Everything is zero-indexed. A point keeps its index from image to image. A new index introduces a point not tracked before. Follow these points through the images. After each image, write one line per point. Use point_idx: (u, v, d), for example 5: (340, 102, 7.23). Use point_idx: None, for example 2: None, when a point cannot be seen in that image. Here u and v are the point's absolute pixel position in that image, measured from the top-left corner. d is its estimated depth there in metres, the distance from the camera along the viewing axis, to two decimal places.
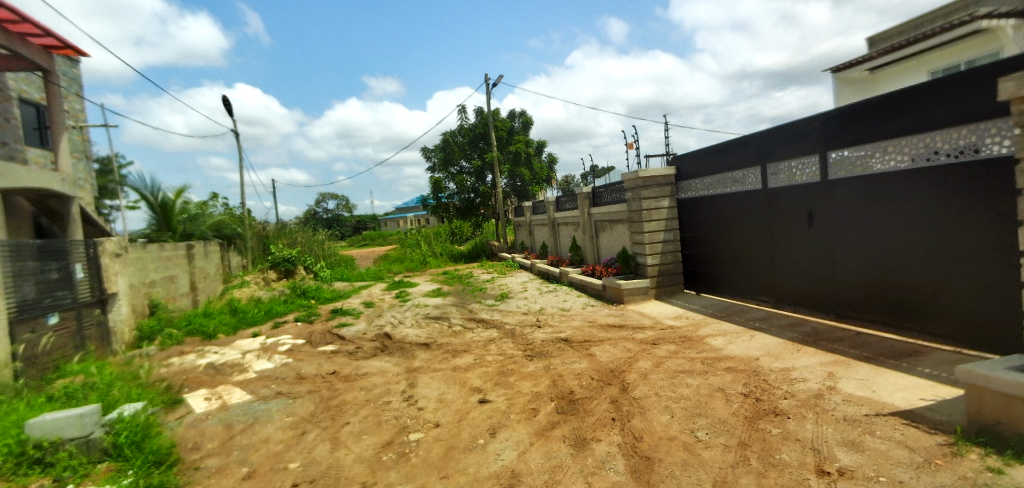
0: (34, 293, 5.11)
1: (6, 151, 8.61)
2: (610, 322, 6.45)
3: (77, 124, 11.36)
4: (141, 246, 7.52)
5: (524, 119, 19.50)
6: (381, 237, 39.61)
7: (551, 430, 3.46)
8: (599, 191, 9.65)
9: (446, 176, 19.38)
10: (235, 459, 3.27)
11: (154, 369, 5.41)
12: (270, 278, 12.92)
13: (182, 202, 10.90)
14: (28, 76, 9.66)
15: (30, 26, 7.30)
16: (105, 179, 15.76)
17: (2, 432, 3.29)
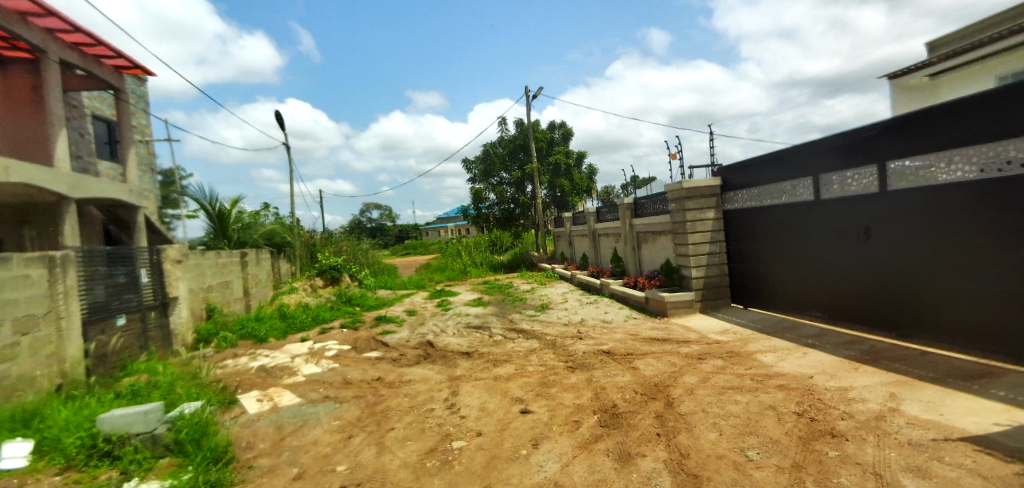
0: (104, 296, 5.44)
1: (81, 165, 9.35)
2: (654, 335, 6.30)
3: (144, 139, 12.15)
4: (200, 253, 7.89)
5: (565, 130, 19.66)
6: (422, 247, 40.31)
7: (594, 443, 3.39)
8: (641, 202, 9.53)
9: (486, 187, 19.74)
10: (285, 460, 3.38)
11: (211, 370, 5.64)
12: (317, 286, 13.27)
13: (237, 212, 11.38)
14: (101, 94, 10.38)
15: (104, 50, 7.86)
16: (168, 190, 16.87)
17: (77, 425, 3.60)
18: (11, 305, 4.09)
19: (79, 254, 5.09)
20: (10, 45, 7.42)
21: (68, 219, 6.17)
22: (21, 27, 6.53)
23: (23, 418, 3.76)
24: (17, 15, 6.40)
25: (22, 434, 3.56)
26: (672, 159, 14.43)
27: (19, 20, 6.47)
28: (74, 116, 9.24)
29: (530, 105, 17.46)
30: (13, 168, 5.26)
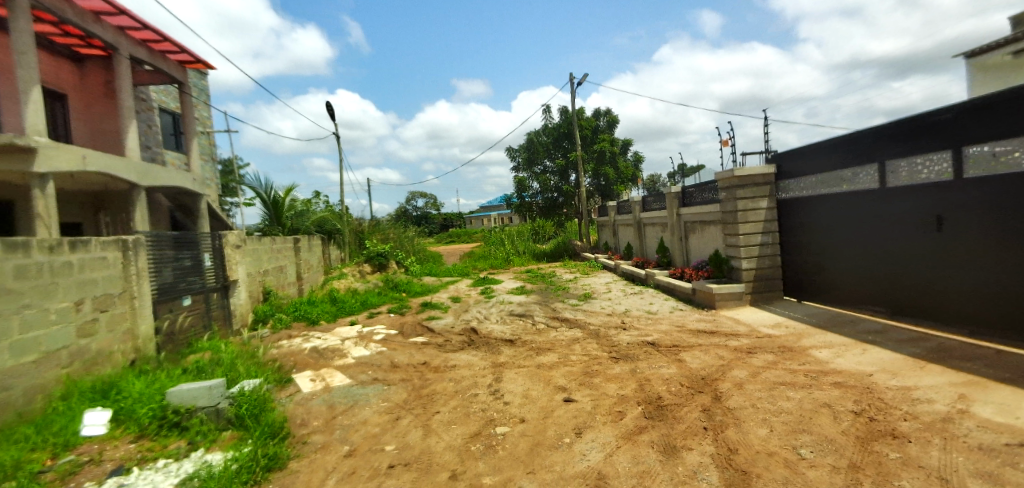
0: (171, 278, 5.81)
1: (150, 154, 10.01)
2: (701, 328, 6.15)
3: (206, 130, 12.78)
4: (257, 239, 8.28)
5: (610, 118, 19.30)
6: (466, 235, 40.85)
7: (638, 434, 3.36)
8: (689, 191, 9.28)
9: (530, 176, 19.96)
10: (337, 437, 3.54)
11: (269, 350, 5.94)
12: (365, 271, 13.67)
13: (291, 200, 11.86)
14: (167, 87, 10.88)
15: (169, 46, 8.31)
16: (227, 179, 17.86)
17: (150, 397, 3.92)
18: (91, 284, 4.46)
19: (148, 238, 5.44)
20: (86, 43, 8.00)
21: (138, 206, 7.17)
22: (96, 25, 7.03)
23: (102, 389, 4.13)
24: (92, 14, 6.90)
25: (102, 404, 3.92)
26: (722, 146, 13.93)
27: (94, 19, 6.97)
28: (143, 109, 9.83)
29: (575, 92, 17.15)
30: (90, 158, 6.32)
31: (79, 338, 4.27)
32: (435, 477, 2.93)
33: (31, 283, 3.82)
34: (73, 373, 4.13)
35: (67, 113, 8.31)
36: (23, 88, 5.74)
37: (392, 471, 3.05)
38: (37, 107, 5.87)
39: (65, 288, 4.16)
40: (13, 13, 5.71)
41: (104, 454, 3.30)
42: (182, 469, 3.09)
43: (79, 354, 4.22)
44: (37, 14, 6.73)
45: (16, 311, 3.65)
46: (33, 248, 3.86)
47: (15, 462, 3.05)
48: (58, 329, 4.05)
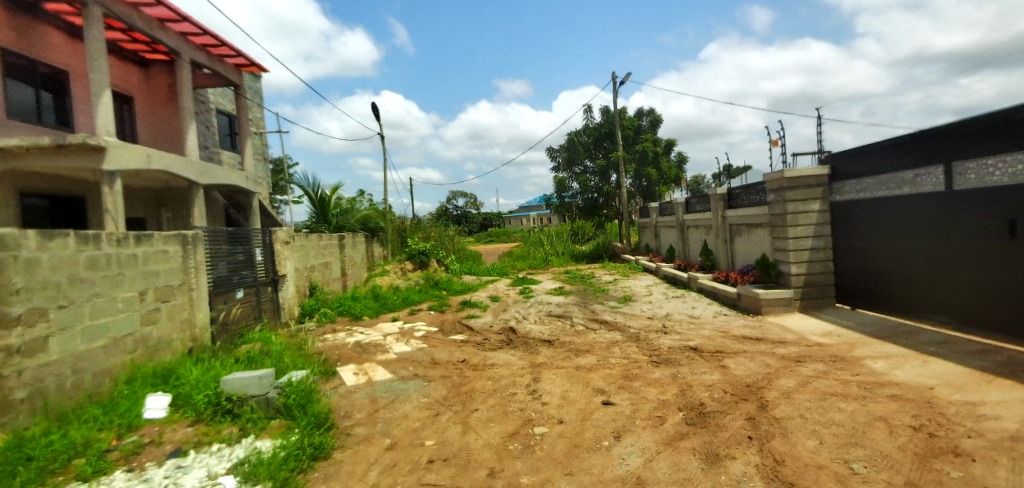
0: (226, 271, 6.11)
1: (207, 154, 10.55)
2: (746, 334, 5.97)
3: (259, 130, 13.35)
4: (305, 235, 8.59)
5: (654, 117, 18.91)
6: (504, 234, 41.00)
7: (679, 441, 3.29)
8: (735, 193, 9.02)
9: (570, 176, 19.69)
10: (379, 430, 3.65)
11: (315, 343, 6.16)
12: (407, 269, 13.96)
13: (337, 198, 12.23)
14: (224, 90, 11.42)
15: (227, 50, 8.74)
16: (277, 177, 18.70)
17: (206, 384, 4.15)
18: (153, 276, 4.75)
19: (206, 234, 5.74)
20: (151, 49, 8.49)
21: (197, 203, 7.57)
22: (161, 32, 7.48)
23: (162, 375, 4.40)
24: (157, 21, 7.34)
25: (162, 389, 4.18)
26: (773, 146, 13.45)
27: (159, 26, 7.40)
28: (202, 110, 10.37)
29: (618, 91, 16.92)
30: (154, 157, 6.72)
31: (143, 326, 4.57)
32: (474, 474, 2.96)
33: (101, 273, 4.11)
34: (137, 359, 4.43)
35: (134, 115, 8.85)
36: (94, 91, 6.14)
37: (431, 465, 3.10)
38: (108, 107, 6.26)
39: (131, 279, 4.46)
40: (87, 22, 6.14)
41: (164, 436, 3.50)
42: (235, 454, 3.25)
43: (142, 341, 4.52)
44: (108, 21, 7.22)
45: (88, 300, 3.95)
46: (103, 241, 4.15)
47: (86, 440, 3.30)
48: (125, 317, 4.34)
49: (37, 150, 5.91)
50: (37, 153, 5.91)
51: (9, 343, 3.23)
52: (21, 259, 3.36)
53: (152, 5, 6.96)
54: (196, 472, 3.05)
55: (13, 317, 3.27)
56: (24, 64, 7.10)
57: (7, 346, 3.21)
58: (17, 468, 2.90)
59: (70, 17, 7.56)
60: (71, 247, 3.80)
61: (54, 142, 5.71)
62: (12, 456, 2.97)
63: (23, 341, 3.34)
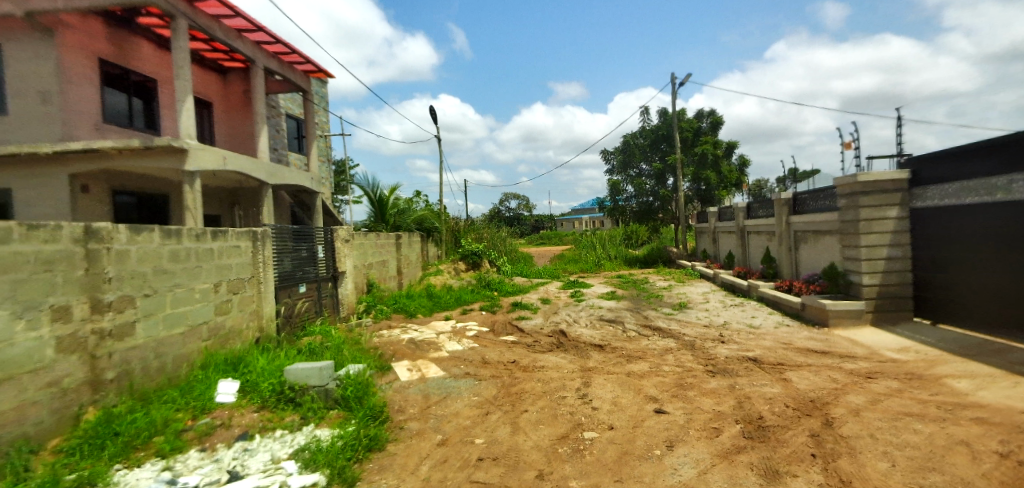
0: (290, 266, 6.46)
1: (276, 156, 11.21)
2: (811, 347, 5.65)
3: (324, 134, 14.04)
4: (363, 234, 8.94)
5: (715, 119, 18.15)
6: (555, 237, 40.80)
7: (736, 454, 3.15)
8: (802, 198, 8.58)
9: (625, 179, 19.34)
10: (431, 426, 3.75)
11: (371, 338, 6.40)
12: (460, 269, 14.29)
13: (395, 198, 12.65)
14: (293, 96, 12.09)
15: (296, 57, 9.26)
16: (339, 178, 19.65)
17: (272, 372, 4.40)
18: (226, 269, 5.10)
19: (274, 231, 6.10)
20: (229, 58, 9.14)
21: (267, 201, 8.06)
22: (239, 41, 8.04)
23: (232, 363, 4.70)
24: (235, 31, 7.90)
25: (232, 375, 4.48)
26: (845, 149, 12.64)
27: (237, 36, 7.97)
28: (273, 115, 11.05)
29: (676, 93, 16.51)
30: (230, 158, 7.23)
31: (217, 316, 4.91)
32: (522, 475, 2.97)
33: (181, 265, 4.45)
34: (211, 346, 4.78)
35: (211, 120, 9.54)
36: (179, 98, 6.66)
37: (481, 463, 3.14)
38: (190, 112, 6.76)
39: (207, 272, 4.80)
40: (175, 34, 6.70)
41: (233, 420, 3.73)
42: (296, 440, 3.43)
43: (215, 330, 4.86)
44: (192, 33, 7.83)
45: (170, 289, 4.28)
46: (184, 236, 4.49)
47: (165, 419, 3.58)
48: (201, 307, 4.68)
49: (129, 151, 6.52)
50: (129, 155, 6.52)
51: (103, 326, 3.57)
52: (113, 250, 3.69)
53: (231, 17, 7.52)
54: (261, 455, 3.24)
55: (107, 303, 3.61)
56: (119, 73, 7.81)
57: (101, 329, 3.54)
58: (106, 442, 3.19)
59: (159, 30, 8.27)
60: (156, 241, 4.14)
61: (143, 145, 6.27)
62: (103, 431, 3.26)
63: (114, 325, 3.68)
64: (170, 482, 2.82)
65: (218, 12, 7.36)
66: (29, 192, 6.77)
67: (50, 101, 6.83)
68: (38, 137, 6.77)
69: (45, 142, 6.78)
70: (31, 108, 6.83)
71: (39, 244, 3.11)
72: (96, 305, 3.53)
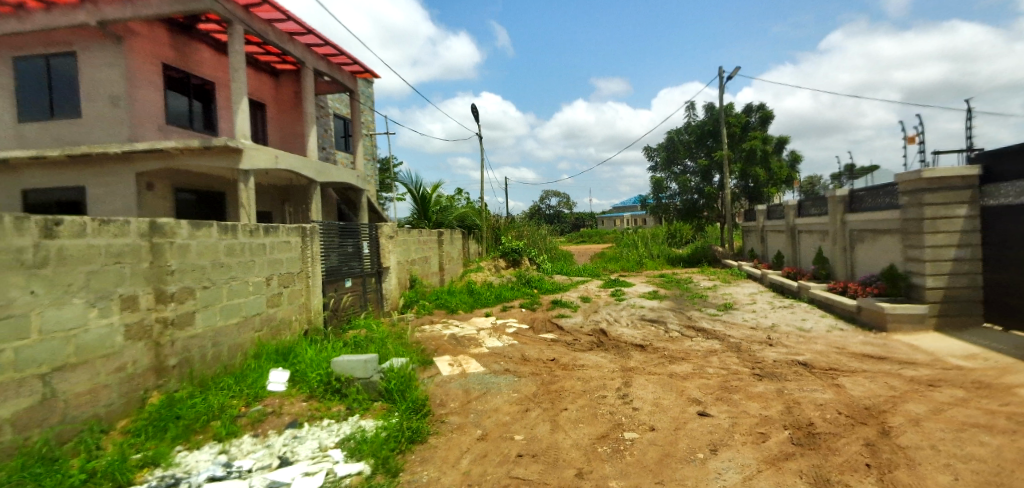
0: (337, 262, 6.69)
1: (325, 154, 11.61)
2: (866, 352, 5.37)
3: (370, 133, 14.42)
4: (406, 231, 9.14)
5: (764, 113, 17.45)
6: (595, 235, 40.45)
7: (784, 461, 3.04)
8: (859, 195, 8.17)
9: (668, 176, 18.80)
10: (471, 421, 3.81)
11: (414, 333, 6.55)
12: (500, 266, 14.51)
13: (437, 195, 12.86)
14: (340, 96, 12.47)
15: (343, 58, 9.55)
16: (384, 176, 20.20)
17: (320, 363, 4.58)
18: (278, 263, 5.33)
19: (321, 227, 6.33)
20: (281, 60, 9.52)
21: (315, 198, 8.37)
22: (290, 44, 8.36)
23: (282, 353, 4.92)
24: (287, 34, 8.23)
25: (282, 365, 4.69)
26: (910, 143, 11.87)
27: (289, 39, 8.30)
28: (322, 115, 11.45)
29: (724, 87, 15.98)
30: (281, 158, 7.55)
31: (268, 307, 5.15)
32: (562, 472, 2.97)
33: (236, 259, 4.69)
34: (263, 337, 5.02)
35: (264, 121, 9.97)
36: (235, 100, 7.00)
37: (520, 460, 3.16)
38: (244, 113, 7.09)
39: (260, 265, 5.03)
40: (231, 38, 7.03)
41: (284, 408, 3.90)
42: (342, 430, 3.55)
43: (267, 320, 5.11)
44: (246, 38, 8.20)
45: (226, 281, 4.52)
46: (239, 231, 4.72)
47: (221, 405, 3.78)
48: (254, 299, 4.92)
49: (189, 151, 6.92)
50: (189, 155, 6.92)
51: (166, 315, 3.80)
52: (175, 244, 3.92)
53: (282, 21, 7.82)
54: (309, 443, 3.37)
55: (169, 294, 3.84)
56: (181, 77, 8.26)
57: (164, 318, 3.78)
58: (168, 424, 3.39)
59: (217, 34, 8.70)
60: (214, 236, 4.37)
61: (203, 145, 6.63)
62: (165, 414, 3.47)
63: (176, 314, 3.91)
64: (226, 465, 2.98)
65: (270, 17, 7.67)
66: (100, 190, 7.34)
67: (119, 104, 7.31)
68: (108, 139, 7.30)
69: (115, 143, 7.26)
70: (101, 111, 7.36)
71: (109, 238, 3.34)
72: (160, 296, 3.76)
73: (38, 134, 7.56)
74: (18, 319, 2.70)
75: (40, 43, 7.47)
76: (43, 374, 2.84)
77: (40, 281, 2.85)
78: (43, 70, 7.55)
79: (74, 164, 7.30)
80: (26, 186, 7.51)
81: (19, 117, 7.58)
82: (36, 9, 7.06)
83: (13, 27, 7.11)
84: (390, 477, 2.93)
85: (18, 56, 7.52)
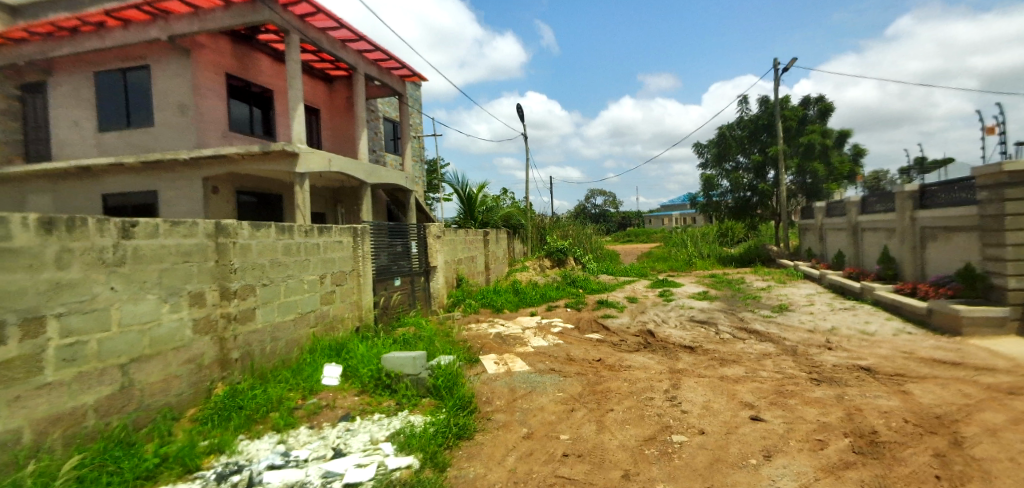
0: (387, 261, 6.89)
1: (375, 156, 11.98)
2: (938, 357, 5.03)
3: (417, 134, 14.75)
4: (453, 231, 9.30)
5: (823, 105, 16.63)
6: (642, 234, 39.73)
7: (844, 469, 2.89)
8: (931, 190, 7.65)
9: (719, 173, 18.21)
10: (517, 419, 3.85)
11: (461, 331, 6.67)
12: (546, 266, 14.52)
13: (482, 195, 13.00)
14: (389, 99, 12.82)
15: (392, 62, 9.83)
16: (432, 176, 20.62)
17: (371, 359, 4.74)
18: (331, 263, 5.56)
19: (372, 227, 6.54)
20: (333, 67, 9.89)
21: (366, 199, 8.66)
22: (342, 50, 8.70)
23: (335, 348, 5.12)
24: (339, 41, 8.56)
25: (335, 360, 4.88)
26: (989, 133, 10.97)
27: (341, 46, 8.63)
28: (372, 118, 11.81)
29: (779, 79, 15.35)
30: (333, 160, 7.86)
31: (322, 305, 5.37)
32: (608, 474, 2.94)
33: (293, 258, 4.91)
34: (317, 332, 5.25)
35: (317, 125, 10.38)
36: (292, 106, 7.33)
37: (566, 459, 3.16)
38: (300, 119, 7.41)
39: (314, 264, 5.25)
40: (288, 47, 7.38)
41: (337, 401, 4.07)
42: (392, 424, 3.66)
43: (321, 317, 5.33)
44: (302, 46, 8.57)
45: (283, 280, 4.74)
46: (296, 232, 4.95)
47: (280, 397, 3.97)
48: (310, 296, 5.16)
49: (250, 156, 7.32)
50: (249, 159, 7.31)
51: (230, 311, 4.03)
52: (238, 244, 4.15)
53: (335, 28, 8.14)
54: (362, 436, 3.50)
55: (233, 291, 4.07)
56: (242, 85, 8.73)
57: (228, 314, 4.01)
58: (231, 414, 3.58)
59: (275, 44, 9.14)
60: (273, 236, 4.61)
61: (262, 150, 7.00)
62: (229, 404, 3.68)
63: (239, 310, 4.14)
64: (284, 454, 3.14)
65: (324, 25, 8.00)
66: (169, 193, 7.88)
67: (185, 113, 7.82)
68: (176, 146, 7.83)
69: (183, 149, 7.76)
70: (169, 120, 7.89)
71: (179, 238, 3.58)
72: (224, 293, 3.99)
73: (115, 142, 8.18)
74: (100, 312, 2.96)
75: (117, 58, 8.08)
76: (122, 364, 3.09)
77: (119, 277, 3.09)
78: (120, 83, 8.17)
79: (146, 169, 7.86)
80: (106, 191, 8.16)
81: (98, 127, 8.24)
82: (114, 27, 7.63)
83: (94, 44, 7.73)
84: (439, 471, 3.01)
85: (99, 71, 8.18)
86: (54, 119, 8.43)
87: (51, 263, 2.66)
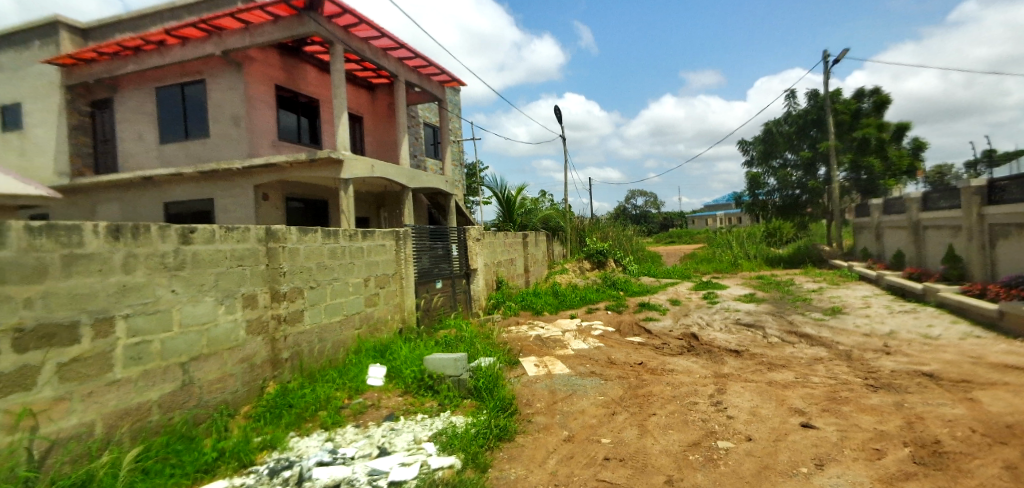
0: (428, 263, 7.02)
1: (415, 161, 12.22)
2: (1010, 363, 4.67)
3: (456, 139, 14.96)
4: (493, 233, 9.38)
5: (879, 97, 15.84)
6: (686, 235, 38.77)
7: (903, 480, 2.73)
8: (1001, 184, 7.15)
9: (766, 171, 17.56)
10: (558, 421, 3.84)
11: (501, 333, 6.72)
12: (585, 268, 14.38)
13: (521, 198, 13.04)
14: (429, 105, 13.05)
15: (432, 69, 10.02)
16: (471, 180, 20.86)
17: (414, 360, 4.85)
18: (374, 266, 5.71)
19: (414, 231, 6.68)
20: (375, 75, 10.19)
21: (408, 203, 8.86)
22: (384, 59, 8.95)
23: (379, 349, 5.26)
24: (382, 50, 8.81)
25: (380, 360, 5.02)
26: None
27: (383, 54, 8.88)
28: (412, 124, 12.07)
29: (830, 72, 14.75)
30: (375, 167, 8.10)
31: (367, 307, 5.54)
32: (651, 478, 2.90)
33: (339, 262, 5.08)
34: (362, 334, 5.41)
35: (360, 132, 10.69)
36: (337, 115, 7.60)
37: (607, 463, 3.13)
38: (344, 127, 7.67)
39: (358, 267, 5.41)
40: (332, 58, 7.65)
41: (381, 401, 4.19)
42: (435, 425, 3.73)
43: (366, 319, 5.49)
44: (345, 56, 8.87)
45: (329, 282, 4.92)
46: (341, 236, 5.14)
47: (327, 396, 4.11)
48: (355, 298, 5.33)
49: (297, 164, 7.63)
50: (296, 167, 7.63)
51: (280, 312, 4.22)
52: (287, 248, 4.34)
53: (377, 37, 8.38)
54: (405, 435, 3.58)
55: (282, 293, 4.26)
56: (289, 95, 9.11)
57: (279, 315, 4.20)
58: (283, 412, 3.75)
59: (320, 55, 9.50)
60: (319, 240, 4.78)
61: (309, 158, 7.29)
62: (280, 402, 3.85)
63: (288, 312, 4.33)
64: (333, 451, 3.24)
65: (366, 35, 8.25)
66: (222, 200, 8.32)
67: (236, 124, 8.23)
68: (228, 156, 8.25)
69: (236, 159, 8.17)
70: (222, 131, 8.33)
71: (233, 243, 3.76)
72: (274, 295, 4.18)
73: (174, 153, 8.71)
74: (163, 314, 3.16)
75: (176, 74, 8.60)
76: (182, 363, 3.29)
77: (179, 281, 3.30)
78: (178, 98, 8.69)
79: (202, 179, 8.32)
80: (167, 199, 8.68)
81: (159, 139, 8.80)
82: (173, 45, 8.13)
83: (156, 61, 8.25)
84: (480, 472, 3.04)
85: (160, 86, 8.73)
86: (120, 132, 9.07)
87: (119, 268, 2.86)
